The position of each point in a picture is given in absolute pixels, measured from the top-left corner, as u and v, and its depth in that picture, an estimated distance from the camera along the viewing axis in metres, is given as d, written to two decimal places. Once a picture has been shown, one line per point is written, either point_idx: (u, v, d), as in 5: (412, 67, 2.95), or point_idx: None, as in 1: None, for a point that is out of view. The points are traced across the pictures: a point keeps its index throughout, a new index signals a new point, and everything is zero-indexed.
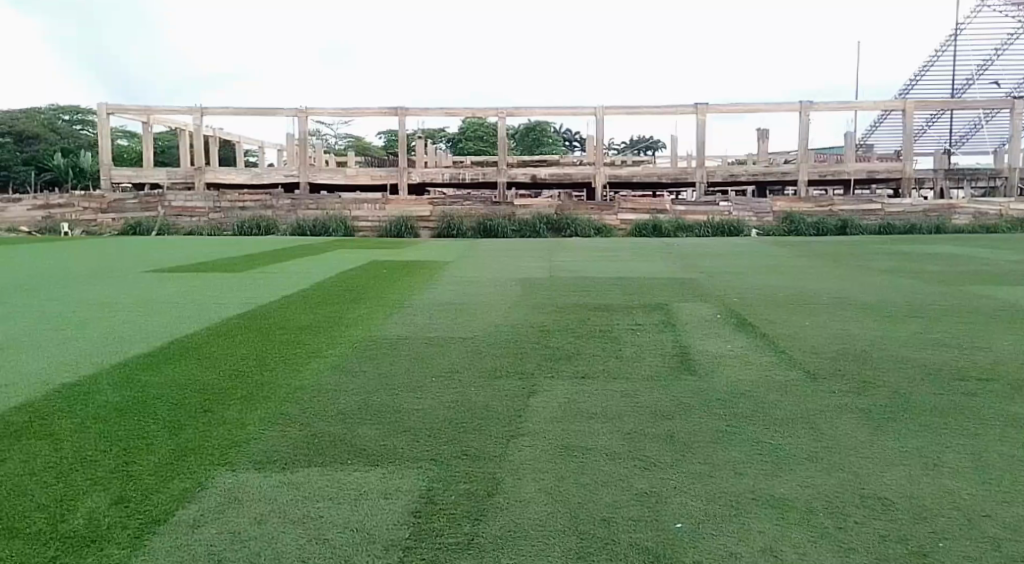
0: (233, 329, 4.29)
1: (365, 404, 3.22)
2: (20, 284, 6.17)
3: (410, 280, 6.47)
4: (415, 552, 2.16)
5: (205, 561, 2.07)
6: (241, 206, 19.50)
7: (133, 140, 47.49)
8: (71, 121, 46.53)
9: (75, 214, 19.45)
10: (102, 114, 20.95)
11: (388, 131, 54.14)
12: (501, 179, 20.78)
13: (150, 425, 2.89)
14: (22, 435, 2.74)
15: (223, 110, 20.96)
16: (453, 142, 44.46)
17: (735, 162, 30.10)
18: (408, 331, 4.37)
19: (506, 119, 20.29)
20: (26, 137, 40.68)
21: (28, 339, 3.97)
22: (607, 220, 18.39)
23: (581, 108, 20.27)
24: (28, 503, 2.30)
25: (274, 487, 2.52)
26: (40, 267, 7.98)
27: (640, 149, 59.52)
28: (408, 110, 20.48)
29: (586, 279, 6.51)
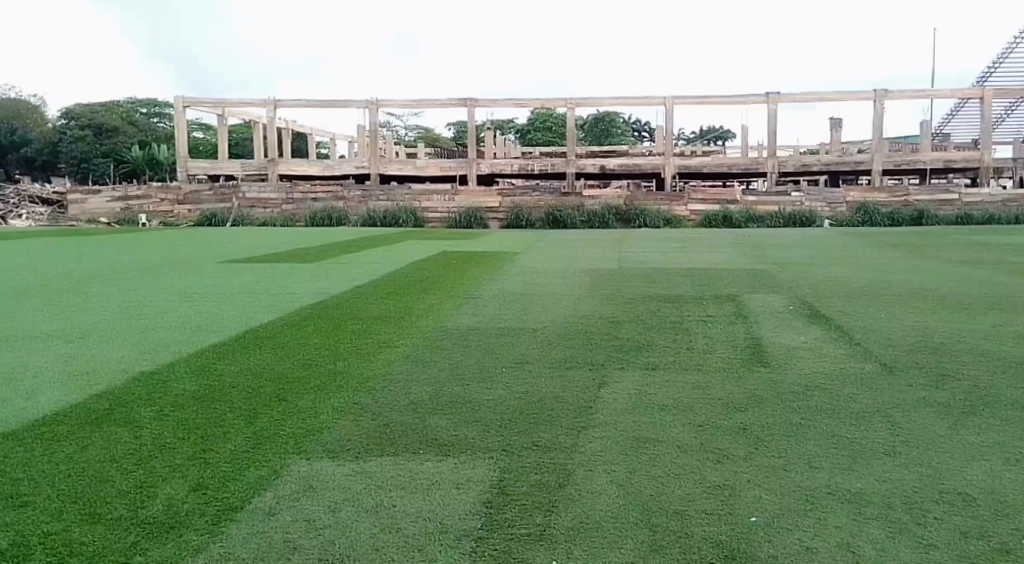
0: (304, 319, 4.34)
1: (436, 394, 3.23)
2: (93, 274, 6.35)
3: (477, 270, 6.49)
4: (488, 541, 2.16)
5: (283, 549, 2.10)
6: (313, 198, 19.89)
7: (210, 133, 48.96)
8: (151, 117, 48.00)
9: (153, 205, 20.27)
10: (180, 107, 21.65)
11: (457, 123, 54.70)
12: (570, 170, 20.81)
13: (228, 413, 2.93)
14: (104, 421, 2.80)
15: (296, 103, 21.45)
16: (522, 134, 44.73)
17: (807, 152, 29.51)
18: (478, 321, 4.37)
19: (575, 109, 20.26)
20: (105, 130, 41.74)
21: (110, 328, 4.08)
22: (677, 210, 18.36)
23: (651, 98, 20.13)
24: (111, 489, 2.33)
25: (348, 476, 2.54)
26: (120, 257, 8.25)
27: (709, 140, 58.89)
28: (477, 102, 20.64)
29: (648, 270, 6.42)
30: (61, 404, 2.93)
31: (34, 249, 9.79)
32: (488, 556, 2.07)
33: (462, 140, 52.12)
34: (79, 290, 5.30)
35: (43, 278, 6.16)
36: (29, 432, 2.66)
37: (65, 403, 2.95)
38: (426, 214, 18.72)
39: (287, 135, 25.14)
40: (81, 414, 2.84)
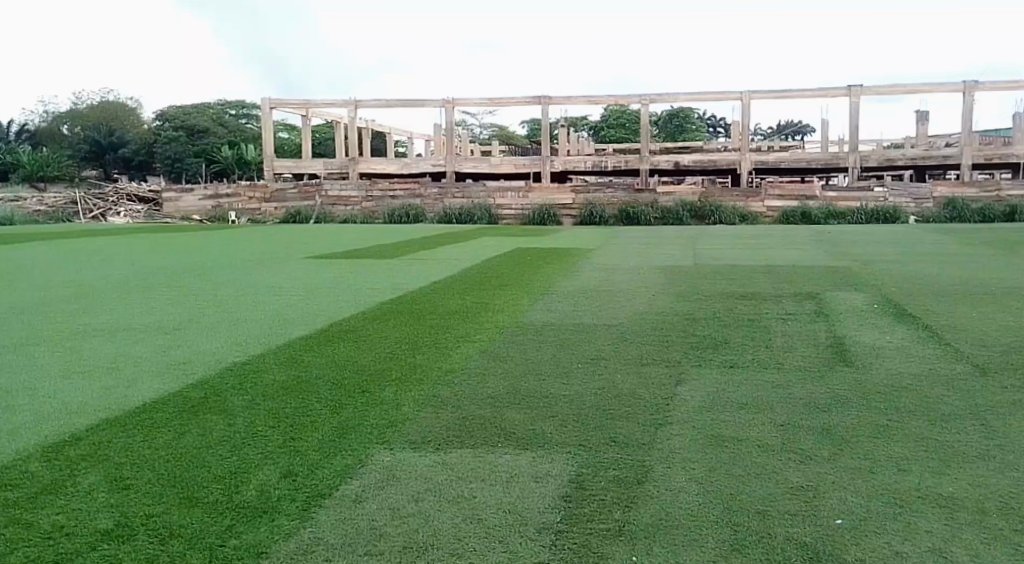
0: (383, 314, 4.44)
1: (513, 389, 3.26)
2: (179, 270, 6.62)
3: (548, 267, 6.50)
4: (568, 536, 2.15)
5: (368, 535, 2.15)
6: (392, 195, 20.49)
7: (292, 132, 50.49)
8: (238, 117, 49.64)
9: (241, 202, 21.13)
10: (267, 109, 22.50)
11: (531, 122, 55.06)
12: (644, 166, 20.82)
13: (313, 404, 3.02)
14: (199, 410, 2.92)
15: (376, 102, 22.03)
16: (595, 131, 44.81)
17: (892, 146, 28.57)
18: (553, 317, 4.40)
19: (648, 105, 20.17)
20: (198, 131, 43.81)
21: (203, 320, 4.27)
22: (754, 206, 18.22)
23: (728, 93, 19.89)
24: (207, 473, 2.41)
25: (430, 467, 2.59)
26: (209, 253, 8.61)
27: (786, 136, 57.57)
28: (552, 99, 20.79)
29: (721, 268, 6.33)
30: (159, 393, 3.06)
31: (120, 246, 10.25)
32: (567, 550, 2.07)
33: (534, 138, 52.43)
34: (168, 284, 5.54)
35: (132, 273, 6.45)
36: (132, 419, 2.79)
37: (162, 392, 3.08)
38: (501, 211, 19.07)
39: (366, 134, 25.85)
40: (179, 402, 2.97)
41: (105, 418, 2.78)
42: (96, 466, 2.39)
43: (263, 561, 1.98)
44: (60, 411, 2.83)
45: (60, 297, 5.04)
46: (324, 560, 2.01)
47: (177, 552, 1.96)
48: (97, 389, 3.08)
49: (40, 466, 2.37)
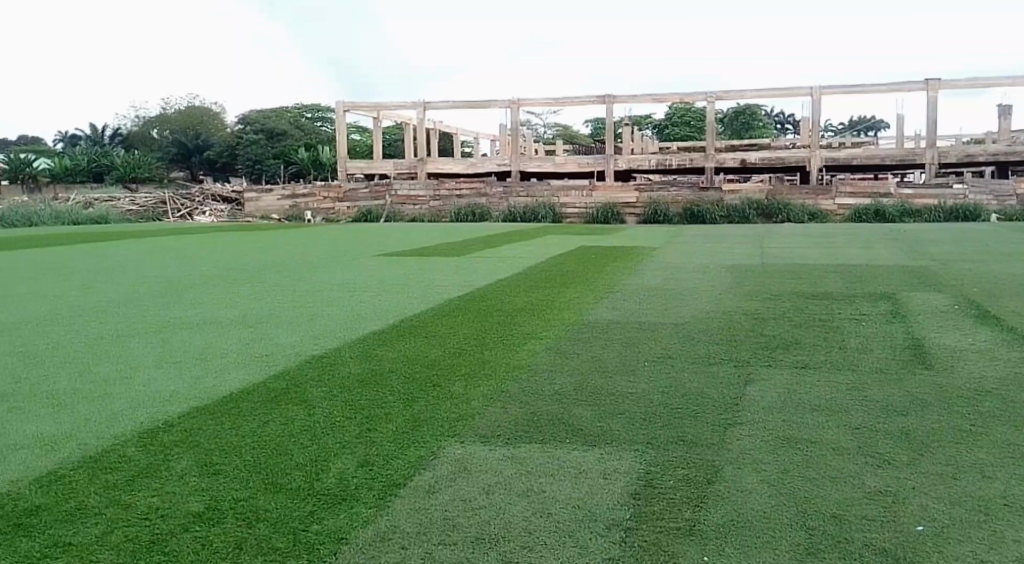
0: (452, 310, 4.53)
1: (580, 386, 3.27)
2: (255, 267, 6.88)
3: (610, 266, 6.50)
4: (637, 532, 2.14)
5: (440, 526, 2.19)
6: (458, 194, 20.85)
7: (363, 133, 51.69)
8: (313, 119, 51.15)
9: (316, 202, 21.75)
10: (341, 112, 23.17)
11: (595, 121, 54.96)
12: (709, 164, 20.60)
13: (387, 397, 3.10)
14: (279, 400, 3.03)
15: (444, 104, 22.41)
16: (660, 129, 44.45)
17: (975, 142, 27.39)
18: (618, 315, 4.39)
19: (714, 103, 19.92)
20: (278, 134, 45.49)
21: (281, 314, 4.43)
22: (824, 204, 17.86)
23: (798, 89, 19.47)
24: (289, 461, 2.50)
25: (500, 461, 2.62)
26: (284, 251, 8.93)
27: (859, 132, 55.78)
28: (616, 98, 20.77)
29: (789, 268, 6.21)
30: (243, 384, 3.19)
31: (195, 244, 10.71)
32: (638, 546, 2.05)
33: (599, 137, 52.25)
34: (244, 281, 5.76)
35: (211, 269, 6.73)
36: (219, 407, 2.92)
37: (245, 382, 3.21)
38: (565, 210, 19.19)
39: (434, 134, 26.34)
40: (261, 392, 3.09)
41: (194, 406, 2.92)
42: (187, 453, 2.50)
43: (341, 547, 2.04)
44: (155, 399, 2.98)
45: (145, 292, 5.29)
46: (399, 548, 2.06)
47: (262, 535, 2.05)
48: (187, 379, 3.23)
49: (136, 450, 2.50)
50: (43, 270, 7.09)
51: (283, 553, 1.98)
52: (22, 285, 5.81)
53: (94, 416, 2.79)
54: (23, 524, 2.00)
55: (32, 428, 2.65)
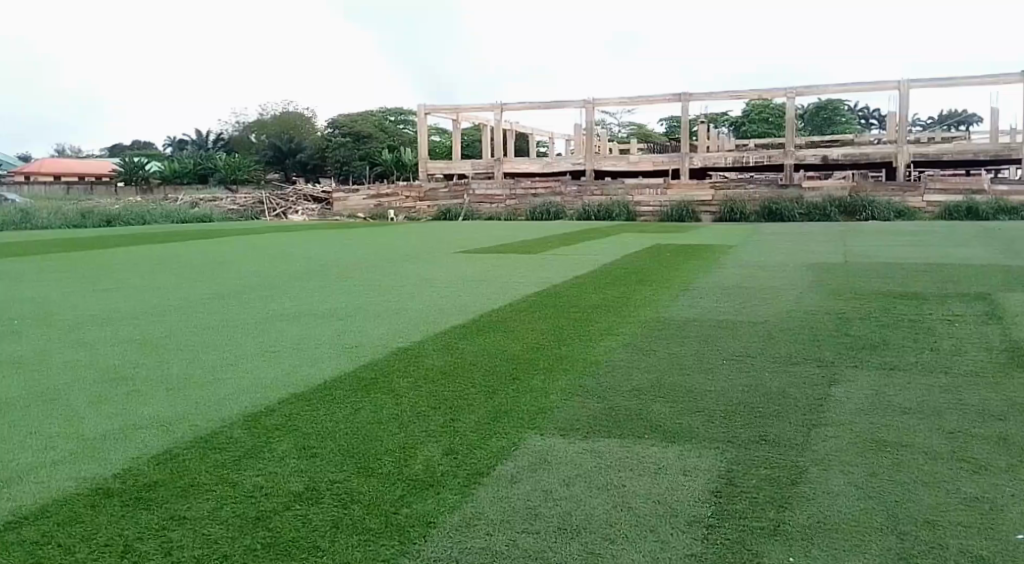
0: (531, 305, 4.61)
1: (658, 382, 3.30)
2: (340, 263, 7.15)
3: (686, 264, 6.44)
4: (719, 530, 2.14)
5: (524, 515, 2.26)
6: (534, 194, 21.08)
7: (441, 134, 52.69)
8: (397, 120, 52.39)
9: (399, 202, 22.39)
10: (421, 114, 23.77)
11: (671, 119, 54.33)
12: (788, 161, 20.12)
13: (470, 388, 3.19)
14: (369, 388, 3.17)
15: (520, 105, 22.69)
16: (737, 126, 43.64)
17: None
18: (697, 313, 4.38)
19: (794, 99, 19.45)
20: (363, 136, 46.90)
21: (368, 308, 4.60)
22: (911, 201, 17.32)
23: (883, 83, 18.80)
24: (379, 447, 2.63)
25: (580, 453, 2.67)
26: (365, 248, 9.23)
27: (951, 126, 53.27)
28: (692, 96, 20.55)
29: (875, 266, 6.02)
30: (336, 372, 3.35)
31: (279, 241, 11.16)
32: (721, 543, 2.06)
33: (675, 135, 51.67)
34: (330, 276, 6.00)
35: (299, 265, 7.05)
36: (314, 393, 3.08)
37: (337, 372, 3.37)
38: (638, 208, 19.17)
39: (511, 135, 26.66)
40: (353, 381, 3.23)
41: (292, 392, 3.09)
42: (286, 437, 2.66)
43: (430, 530, 2.13)
44: (256, 384, 3.18)
45: (239, 286, 5.58)
46: (484, 533, 2.14)
47: (356, 516, 2.18)
48: (284, 367, 3.41)
49: (241, 432, 2.68)
50: (152, 264, 7.61)
51: (377, 534, 2.10)
52: (130, 279, 6.22)
53: (203, 399, 3.00)
54: (143, 498, 2.20)
55: (150, 409, 2.87)
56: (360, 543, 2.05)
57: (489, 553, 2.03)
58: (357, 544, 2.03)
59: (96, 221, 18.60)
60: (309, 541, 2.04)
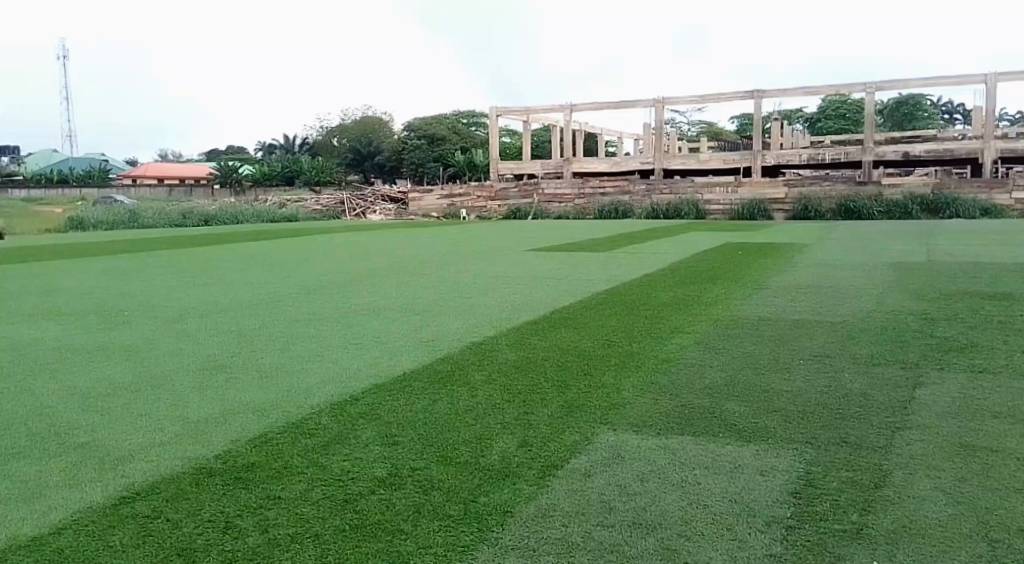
0: (602, 302, 4.65)
1: (732, 381, 3.29)
2: (415, 260, 7.36)
3: (758, 263, 6.35)
4: (799, 531, 2.13)
5: (599, 508, 2.30)
6: (602, 193, 21.17)
7: (511, 136, 53.22)
8: (469, 123, 53.23)
9: (471, 201, 22.77)
10: (492, 117, 24.08)
11: (744, 117, 53.30)
12: (866, 158, 19.48)
13: (543, 382, 3.26)
14: (445, 380, 3.28)
15: (589, 105, 22.71)
16: (813, 123, 42.52)
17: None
18: (771, 312, 4.33)
19: (873, 94, 18.82)
20: (436, 138, 47.76)
21: (444, 303, 4.73)
22: (998, 198, 16.70)
23: (970, 77, 17.99)
24: (457, 438, 2.73)
25: (654, 450, 2.69)
26: (437, 247, 9.44)
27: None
28: (766, 93, 20.13)
29: (962, 265, 5.79)
30: (413, 365, 3.48)
31: (353, 240, 11.54)
32: (801, 545, 2.05)
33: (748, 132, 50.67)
34: (406, 273, 6.18)
35: (377, 262, 7.29)
36: (394, 386, 3.22)
37: (415, 364, 3.50)
38: (708, 207, 19.08)
39: (581, 135, 26.70)
40: (430, 373, 3.37)
41: (372, 383, 3.26)
42: (368, 428, 2.79)
43: (508, 519, 2.20)
44: (339, 375, 3.34)
45: (321, 281, 5.82)
46: (561, 524, 2.19)
47: (438, 503, 2.27)
48: (365, 358, 3.57)
49: (326, 423, 2.83)
50: (245, 260, 8.04)
51: (458, 521, 2.18)
52: (224, 274, 6.59)
53: (291, 389, 3.18)
54: (242, 478, 2.42)
55: (246, 396, 3.12)
56: (442, 528, 2.14)
57: (565, 544, 2.08)
58: (438, 529, 2.12)
59: (195, 221, 19.62)
60: (393, 525, 2.14)
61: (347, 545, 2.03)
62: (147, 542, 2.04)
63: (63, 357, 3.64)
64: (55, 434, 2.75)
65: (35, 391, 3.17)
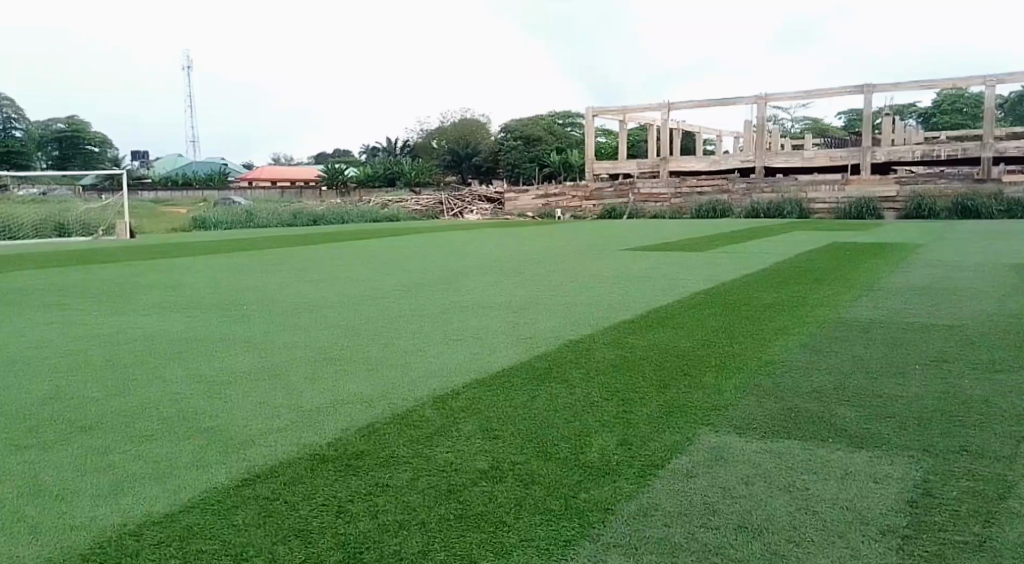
0: (701, 303, 4.57)
1: (841, 385, 3.18)
2: (513, 258, 7.45)
3: (867, 263, 6.08)
4: (916, 541, 2.03)
5: (702, 508, 2.26)
6: (700, 192, 21.20)
7: (608, 136, 53.12)
8: (564, 124, 53.44)
9: (566, 201, 23.29)
10: (589, 117, 24.14)
11: (852, 113, 51.16)
12: (987, 153, 18.36)
13: (641, 382, 3.25)
14: (544, 377, 3.33)
15: (689, 104, 22.45)
16: (927, 118, 40.45)
17: None
18: (881, 314, 4.15)
19: (994, 86, 17.67)
20: (534, 140, 48.33)
21: (542, 301, 4.77)
22: None
23: None
24: (556, 434, 2.76)
25: (759, 452, 2.63)
26: (530, 246, 9.51)
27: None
28: (877, 87, 19.32)
29: None
30: (513, 360, 3.55)
31: (445, 240, 11.77)
32: (918, 556, 1.96)
33: (856, 129, 48.58)
34: (501, 272, 6.26)
35: (476, 261, 7.43)
36: (493, 382, 3.28)
37: (514, 360, 3.56)
38: (812, 205, 18.83)
39: (679, 133, 26.34)
40: (529, 369, 3.43)
41: (473, 378, 3.34)
42: (469, 422, 2.87)
43: (609, 516, 2.19)
44: (442, 371, 3.43)
45: (420, 279, 5.97)
46: (662, 524, 2.16)
47: (538, 497, 2.30)
48: (467, 354, 3.66)
49: (431, 416, 2.93)
50: (352, 258, 8.39)
51: (559, 515, 2.20)
52: (330, 271, 6.87)
53: (395, 383, 3.30)
54: (352, 465, 2.52)
55: (354, 388, 3.26)
56: (543, 521, 2.16)
57: (667, 545, 2.05)
58: (539, 523, 2.14)
59: (305, 221, 20.44)
60: (495, 515, 2.18)
61: (451, 533, 2.09)
62: (266, 522, 2.15)
63: (190, 347, 3.90)
64: (184, 418, 2.96)
65: (166, 378, 3.42)
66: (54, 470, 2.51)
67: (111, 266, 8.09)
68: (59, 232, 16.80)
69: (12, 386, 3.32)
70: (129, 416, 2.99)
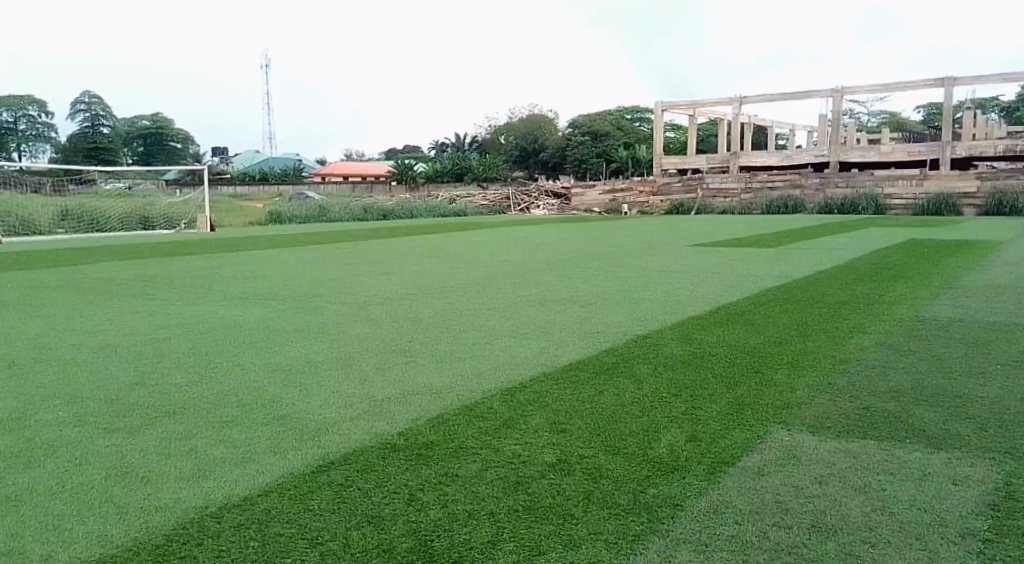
0: (772, 299, 4.50)
1: (919, 384, 3.10)
2: (584, 253, 7.47)
3: (949, 260, 5.88)
4: (999, 546, 1.97)
5: (773, 506, 2.22)
6: (771, 186, 21.04)
7: (677, 132, 52.72)
8: (635, 119, 53.08)
9: (632, 196, 23.33)
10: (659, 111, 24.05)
11: (930, 106, 49.56)
12: None
13: (710, 379, 3.23)
14: (611, 372, 3.34)
15: (760, 98, 22.19)
16: (1010, 110, 39.05)
17: None
18: (962, 313, 4.02)
19: None
20: (601, 135, 48.30)
21: (610, 296, 4.77)
22: None
23: None
24: (625, 428, 2.77)
25: (832, 451, 2.58)
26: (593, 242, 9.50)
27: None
28: (957, 80, 18.71)
29: None
30: (582, 356, 3.58)
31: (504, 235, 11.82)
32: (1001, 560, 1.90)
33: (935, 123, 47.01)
34: (567, 266, 6.26)
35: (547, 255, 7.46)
36: (562, 375, 3.31)
37: (584, 355, 3.58)
38: (888, 201, 18.72)
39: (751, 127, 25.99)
40: (597, 364, 3.44)
41: (540, 372, 3.36)
42: (537, 413, 2.92)
43: (678, 512, 2.18)
44: (512, 364, 3.48)
45: (485, 273, 6.02)
46: (733, 522, 2.14)
47: (607, 491, 2.31)
48: (537, 348, 3.69)
49: (502, 408, 2.97)
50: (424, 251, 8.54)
51: (627, 509, 2.20)
52: (396, 265, 6.99)
53: (464, 375, 3.35)
54: (423, 454, 2.58)
55: (425, 379, 3.31)
56: (611, 516, 2.16)
57: (738, 543, 2.03)
58: (608, 518, 2.15)
59: (376, 215, 20.63)
60: (563, 507, 2.20)
61: (520, 524, 2.11)
62: (341, 507, 2.21)
63: (266, 338, 4.03)
64: (259, 407, 3.05)
65: (241, 367, 3.53)
66: (142, 452, 2.63)
67: (206, 256, 8.49)
68: (142, 224, 17.42)
69: (100, 372, 3.49)
70: (209, 402, 3.11)
